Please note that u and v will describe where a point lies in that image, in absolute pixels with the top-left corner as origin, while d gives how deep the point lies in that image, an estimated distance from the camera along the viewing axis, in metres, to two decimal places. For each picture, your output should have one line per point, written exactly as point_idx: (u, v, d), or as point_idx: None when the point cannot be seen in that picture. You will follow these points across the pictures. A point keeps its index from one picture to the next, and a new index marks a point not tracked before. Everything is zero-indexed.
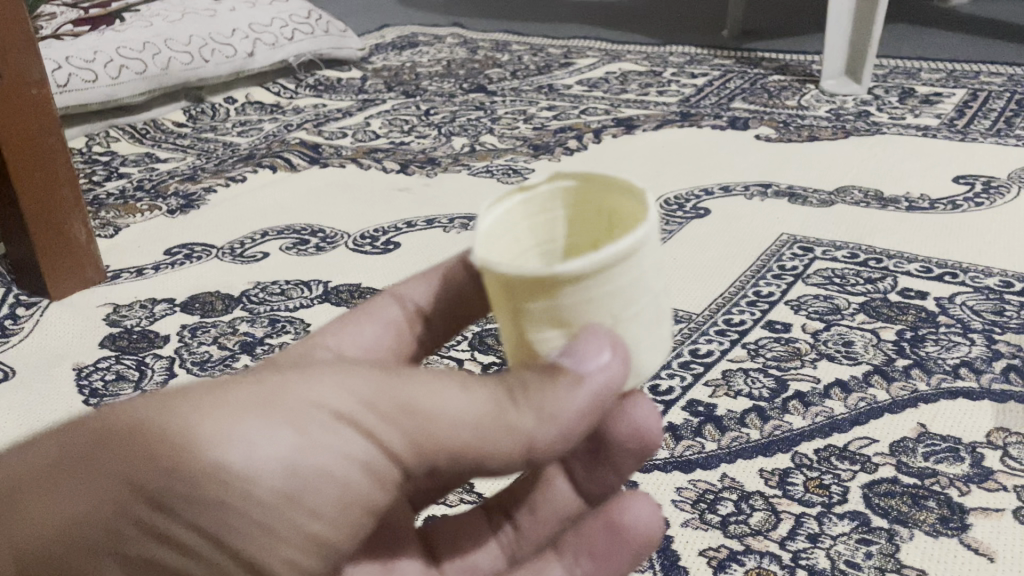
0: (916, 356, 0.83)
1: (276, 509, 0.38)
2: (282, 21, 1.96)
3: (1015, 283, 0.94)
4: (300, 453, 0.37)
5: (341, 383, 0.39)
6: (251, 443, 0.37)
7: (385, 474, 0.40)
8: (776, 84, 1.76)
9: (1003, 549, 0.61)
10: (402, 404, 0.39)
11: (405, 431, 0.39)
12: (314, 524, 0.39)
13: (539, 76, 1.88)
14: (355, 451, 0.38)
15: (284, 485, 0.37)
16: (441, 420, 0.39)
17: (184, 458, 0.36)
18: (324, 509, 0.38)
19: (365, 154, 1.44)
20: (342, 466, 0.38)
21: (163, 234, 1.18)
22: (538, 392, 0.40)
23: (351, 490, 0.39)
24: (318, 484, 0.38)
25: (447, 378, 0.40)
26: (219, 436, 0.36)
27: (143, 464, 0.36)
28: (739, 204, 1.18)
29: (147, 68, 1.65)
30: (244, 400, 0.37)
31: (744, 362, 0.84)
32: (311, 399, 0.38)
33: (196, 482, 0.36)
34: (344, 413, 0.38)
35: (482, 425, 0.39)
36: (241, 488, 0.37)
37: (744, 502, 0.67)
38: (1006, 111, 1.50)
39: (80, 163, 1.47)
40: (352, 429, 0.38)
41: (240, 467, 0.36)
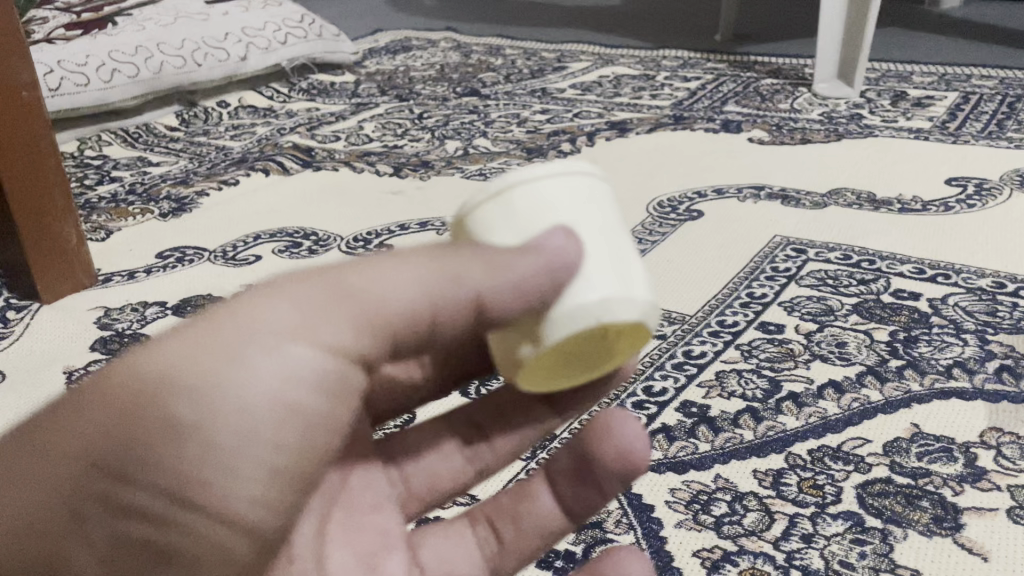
0: (909, 357, 0.83)
1: (241, 449, 0.33)
2: (275, 26, 1.96)
3: (1008, 284, 0.94)
4: (250, 383, 0.33)
5: (273, 295, 0.35)
6: (194, 386, 0.33)
7: (347, 382, 0.35)
8: (769, 88, 1.76)
9: (997, 549, 0.61)
10: (339, 291, 0.35)
11: (349, 316, 0.35)
12: (283, 450, 0.33)
13: (532, 80, 1.88)
14: (308, 366, 0.34)
15: (235, 406, 0.33)
16: (384, 295, 0.36)
17: (134, 415, 0.33)
18: (289, 427, 0.34)
19: (358, 158, 1.44)
20: (299, 386, 0.34)
21: (155, 237, 1.18)
22: (475, 257, 0.39)
23: (320, 410, 0.34)
24: (280, 412, 0.33)
25: (379, 258, 0.37)
26: (162, 383, 0.33)
27: (90, 432, 0.33)
28: (733, 206, 1.18)
29: (139, 72, 1.65)
30: (174, 339, 0.34)
31: (736, 363, 0.84)
32: (240, 310, 0.34)
33: (152, 440, 0.33)
34: (287, 326, 0.34)
35: (427, 288, 0.37)
36: (189, 422, 0.33)
37: (738, 503, 0.67)
38: (997, 113, 1.50)
39: (72, 167, 1.47)
40: (299, 342, 0.34)
41: (190, 409, 0.33)
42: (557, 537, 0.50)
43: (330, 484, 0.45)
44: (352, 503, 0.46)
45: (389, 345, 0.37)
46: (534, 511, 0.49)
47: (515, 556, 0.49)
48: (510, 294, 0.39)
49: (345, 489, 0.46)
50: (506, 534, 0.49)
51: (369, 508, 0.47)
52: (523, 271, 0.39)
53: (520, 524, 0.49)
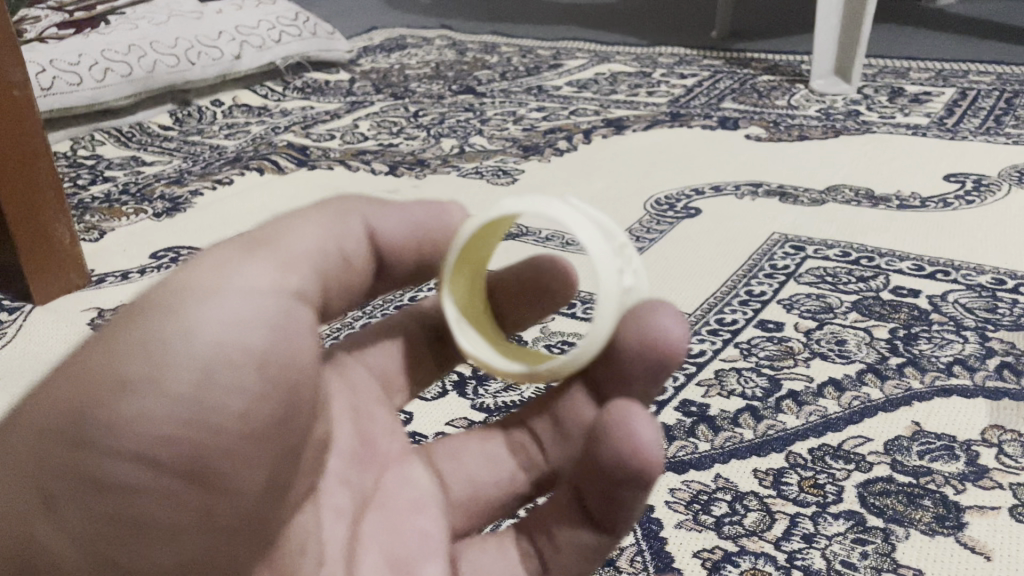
0: (909, 354, 0.83)
1: (205, 395, 0.33)
2: (269, 24, 1.95)
3: (1007, 280, 0.94)
4: (196, 328, 0.33)
5: (199, 259, 0.36)
6: (142, 349, 0.33)
7: (298, 314, 0.37)
8: (766, 84, 1.76)
9: (1000, 548, 0.61)
10: (262, 244, 0.38)
11: (277, 255, 0.38)
12: (256, 395, 0.34)
13: (527, 78, 1.88)
14: (255, 302, 0.35)
15: (204, 357, 0.33)
16: (298, 241, 0.40)
17: (88, 392, 0.32)
18: (259, 368, 0.34)
19: (353, 157, 1.43)
20: (249, 323, 0.34)
21: (148, 238, 1.17)
22: (362, 205, 0.45)
23: (277, 345, 0.35)
24: (232, 351, 0.33)
25: (284, 220, 0.41)
26: (107, 353, 0.33)
27: (53, 408, 0.33)
28: (729, 204, 1.18)
29: (132, 71, 1.64)
30: (128, 309, 0.34)
31: (736, 362, 0.83)
32: (189, 268, 0.36)
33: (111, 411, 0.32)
34: (221, 277, 0.35)
35: (332, 234, 0.43)
36: (156, 382, 0.32)
37: (738, 503, 0.66)
38: (995, 109, 1.50)
39: (64, 167, 1.46)
40: (234, 286, 0.35)
41: (137, 369, 0.32)
42: (603, 549, 0.49)
43: (361, 489, 0.47)
44: (388, 506, 0.49)
45: (319, 283, 0.41)
46: (566, 527, 0.48)
47: (560, 572, 0.49)
48: (403, 229, 0.47)
49: (378, 491, 0.49)
50: (546, 548, 0.49)
51: (404, 510, 0.49)
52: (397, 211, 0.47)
53: (554, 539, 0.49)
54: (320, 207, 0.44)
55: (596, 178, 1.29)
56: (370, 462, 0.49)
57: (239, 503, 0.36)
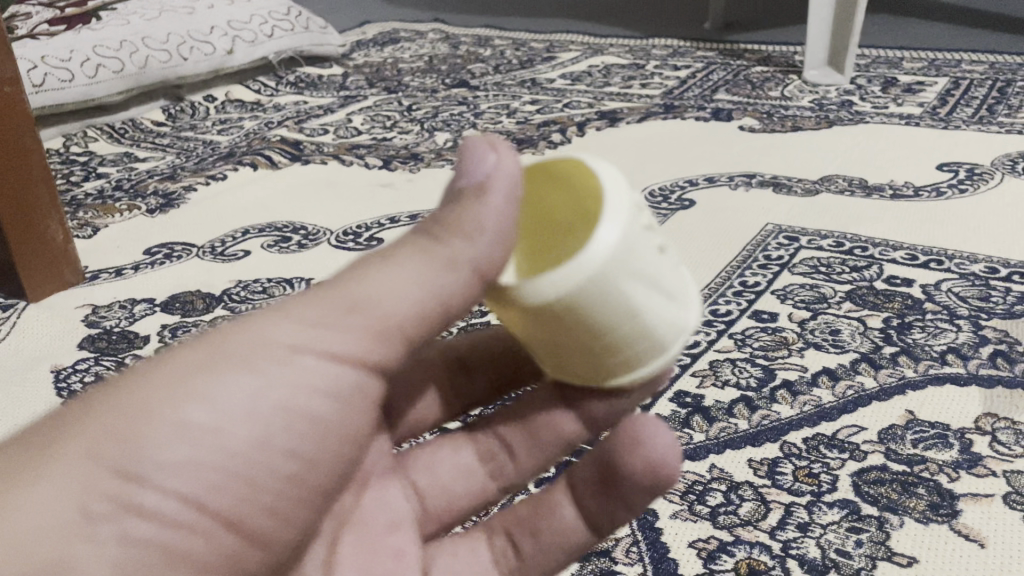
0: (903, 343, 0.83)
1: (258, 445, 0.36)
2: (261, 19, 1.95)
3: (1001, 269, 0.94)
4: (266, 390, 0.37)
5: (274, 315, 0.39)
6: (211, 396, 0.36)
7: (357, 387, 0.40)
8: (760, 75, 1.76)
9: (994, 535, 0.61)
10: (345, 299, 0.39)
11: (360, 328, 0.39)
12: (294, 459, 0.38)
13: (521, 71, 1.87)
14: (318, 374, 0.38)
15: (260, 419, 0.36)
16: (389, 302, 0.39)
17: (146, 427, 0.35)
18: (302, 438, 0.38)
19: (346, 151, 1.43)
20: (311, 393, 0.38)
21: (141, 233, 1.17)
22: (454, 233, 0.40)
23: (329, 415, 0.39)
24: (291, 415, 0.37)
25: (373, 263, 0.39)
26: (173, 392, 0.35)
27: (106, 434, 0.34)
28: (722, 195, 1.18)
29: (124, 67, 1.63)
30: (194, 359, 0.37)
31: (731, 352, 0.83)
32: (265, 336, 0.38)
33: (170, 449, 0.35)
34: (297, 343, 0.38)
35: (426, 292, 0.39)
36: (215, 435, 0.35)
37: (733, 492, 0.66)
38: (988, 98, 1.50)
39: (57, 164, 1.45)
40: (308, 354, 0.38)
41: (204, 418, 0.35)
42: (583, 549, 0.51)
43: (340, 510, 0.47)
44: (365, 525, 0.49)
45: (394, 349, 0.40)
46: (554, 527, 0.50)
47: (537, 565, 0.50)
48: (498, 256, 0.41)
49: (356, 511, 0.48)
50: (528, 548, 0.50)
51: (381, 532, 0.49)
52: (498, 214, 0.40)
53: (539, 540, 0.50)
54: (417, 247, 0.40)
55: None
56: (354, 483, 0.49)
57: (257, 551, 0.39)
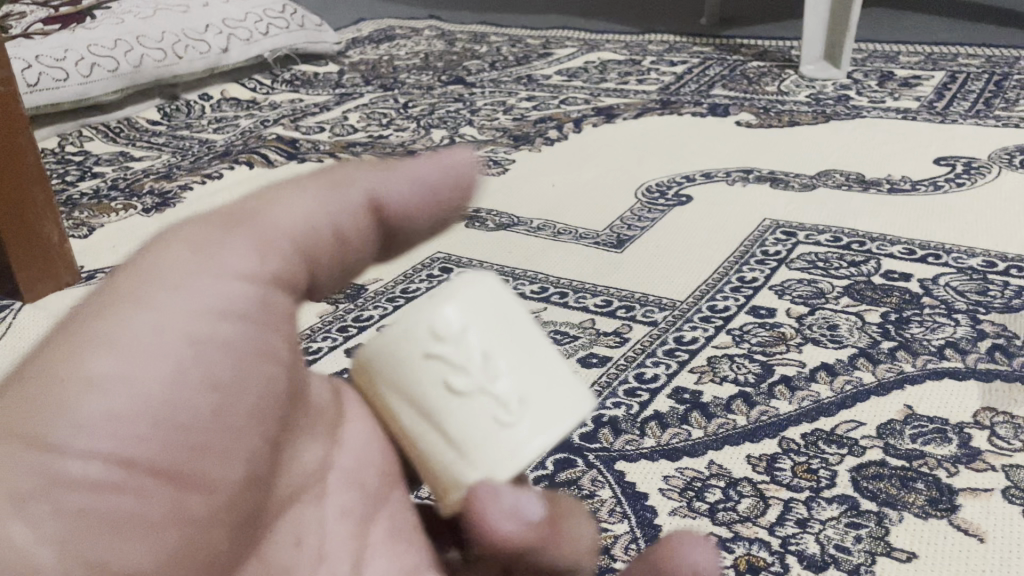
0: (901, 338, 0.83)
1: (186, 375, 0.34)
2: (256, 17, 1.94)
3: (998, 263, 0.94)
4: (171, 316, 0.34)
5: (156, 247, 0.36)
6: (113, 340, 0.33)
7: (271, 292, 0.37)
8: (756, 70, 1.75)
9: (993, 530, 0.61)
10: (224, 229, 0.37)
11: (249, 246, 0.37)
12: (219, 389, 0.35)
13: (517, 68, 1.87)
14: (224, 286, 0.36)
15: (169, 353, 0.34)
16: (278, 221, 0.38)
17: (48, 388, 0.32)
18: (220, 367, 0.35)
19: (343, 149, 1.42)
20: (213, 317, 0.35)
21: (137, 233, 1.16)
22: (369, 166, 0.40)
23: (248, 327, 0.36)
24: (210, 335, 0.35)
25: (262, 201, 0.38)
26: (71, 349, 0.33)
27: (9, 408, 0.32)
28: (720, 190, 1.18)
29: (118, 66, 1.63)
30: (83, 315, 0.34)
31: (728, 348, 0.83)
32: (153, 270, 0.35)
33: (92, 400, 0.32)
34: (190, 264, 0.36)
35: (325, 206, 0.38)
36: (119, 381, 0.33)
37: (732, 489, 0.66)
38: (984, 92, 1.50)
39: (53, 163, 1.45)
40: (204, 273, 0.36)
41: (104, 365, 0.33)
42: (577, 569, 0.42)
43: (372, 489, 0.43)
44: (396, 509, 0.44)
45: (302, 264, 0.39)
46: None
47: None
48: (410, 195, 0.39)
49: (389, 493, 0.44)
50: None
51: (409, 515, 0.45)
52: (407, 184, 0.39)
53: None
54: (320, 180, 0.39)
55: (587, 166, 1.29)
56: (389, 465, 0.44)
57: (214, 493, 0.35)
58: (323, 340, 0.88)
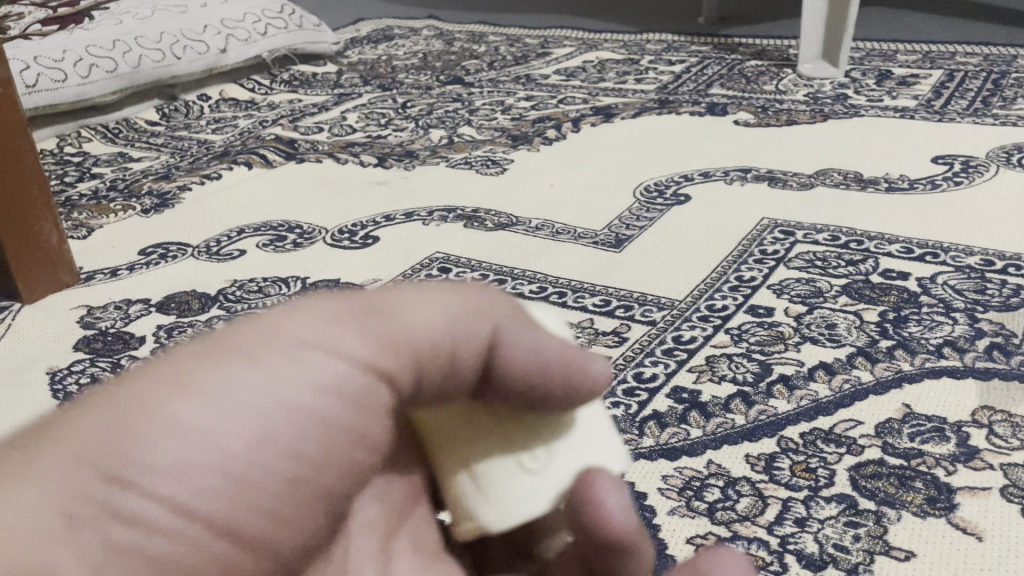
0: (899, 337, 0.83)
1: (251, 460, 0.27)
2: (254, 17, 1.94)
3: (996, 261, 0.94)
4: (266, 386, 0.28)
5: (289, 308, 0.31)
6: (190, 387, 0.27)
7: (376, 398, 0.30)
8: (754, 69, 1.76)
9: (992, 529, 0.61)
10: (360, 305, 0.31)
11: (379, 326, 0.30)
12: (301, 468, 0.28)
13: (516, 67, 1.87)
14: (331, 377, 0.29)
15: (264, 419, 0.27)
16: (415, 320, 0.31)
17: (123, 421, 0.26)
18: (312, 448, 0.28)
19: (341, 149, 1.42)
20: (321, 389, 0.29)
21: (136, 234, 1.16)
22: (516, 312, 0.33)
23: (347, 427, 0.30)
24: (295, 422, 0.28)
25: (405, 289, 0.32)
26: (159, 387, 0.27)
27: (79, 429, 0.26)
28: (717, 189, 1.18)
29: (117, 67, 1.63)
30: (187, 355, 0.28)
31: (727, 347, 0.83)
32: (275, 329, 0.29)
33: (138, 450, 0.26)
34: (307, 335, 0.29)
35: (459, 319, 0.31)
36: (205, 436, 0.26)
37: (731, 488, 0.66)
38: (983, 90, 1.50)
39: (52, 164, 1.45)
40: (319, 347, 0.29)
41: (191, 413, 0.27)
42: None
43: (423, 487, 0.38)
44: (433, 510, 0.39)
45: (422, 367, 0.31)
46: None
47: None
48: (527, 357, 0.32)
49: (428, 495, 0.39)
50: None
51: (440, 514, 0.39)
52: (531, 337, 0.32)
53: None
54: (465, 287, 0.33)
55: (585, 166, 1.29)
56: None
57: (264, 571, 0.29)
58: None
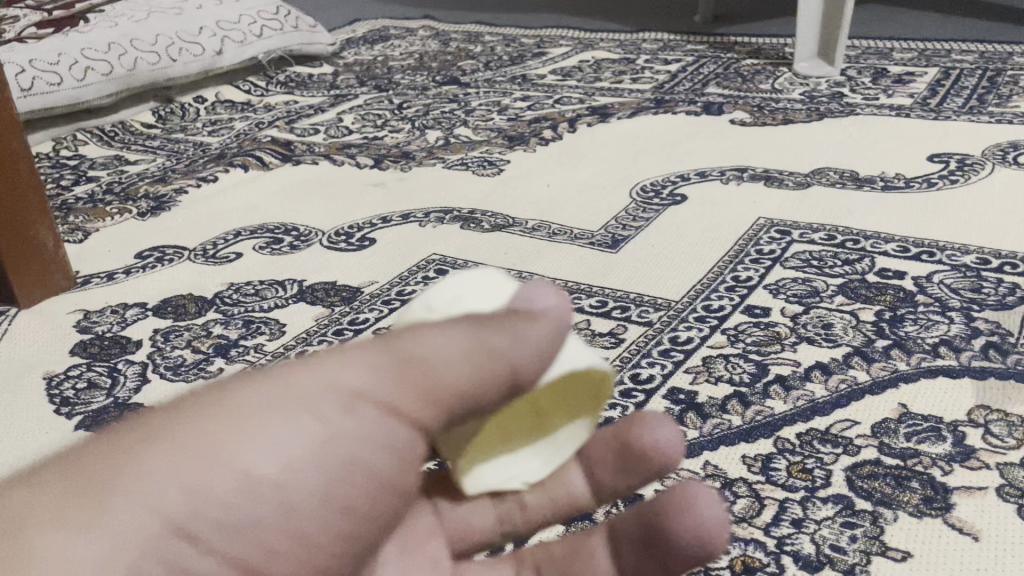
0: (896, 336, 0.83)
1: (309, 509, 0.34)
2: (250, 18, 1.94)
3: (992, 260, 0.94)
4: (325, 438, 0.34)
5: (338, 360, 0.36)
6: (263, 433, 0.33)
7: (411, 446, 0.37)
8: (750, 68, 1.76)
9: (988, 529, 0.61)
10: (397, 353, 0.36)
11: (419, 385, 0.36)
12: (346, 510, 0.35)
13: (512, 67, 1.87)
14: (376, 429, 0.35)
15: (320, 476, 0.34)
16: (443, 370, 0.36)
17: (205, 475, 0.32)
18: (358, 497, 0.35)
19: (338, 151, 1.42)
20: (371, 446, 0.35)
21: (132, 238, 1.16)
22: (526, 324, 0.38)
23: (388, 474, 0.36)
24: (351, 470, 0.34)
25: (431, 325, 0.37)
26: (235, 443, 0.33)
27: (163, 479, 0.32)
28: (713, 189, 1.18)
29: (112, 69, 1.62)
30: (255, 404, 0.34)
31: (723, 348, 0.83)
32: (330, 384, 0.35)
33: (216, 500, 0.32)
34: (358, 389, 0.35)
35: (486, 365, 0.37)
36: (273, 491, 0.33)
37: (728, 489, 0.66)
38: (977, 88, 1.50)
39: (48, 167, 1.45)
40: (368, 403, 0.35)
41: (263, 469, 0.33)
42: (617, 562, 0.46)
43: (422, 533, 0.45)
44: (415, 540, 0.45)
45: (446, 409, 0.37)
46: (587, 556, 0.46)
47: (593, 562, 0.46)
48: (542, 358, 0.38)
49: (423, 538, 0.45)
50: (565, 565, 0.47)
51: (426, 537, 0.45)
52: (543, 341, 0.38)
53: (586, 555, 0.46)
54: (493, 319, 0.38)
55: (582, 166, 1.29)
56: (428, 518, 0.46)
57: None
58: (320, 343, 0.88)
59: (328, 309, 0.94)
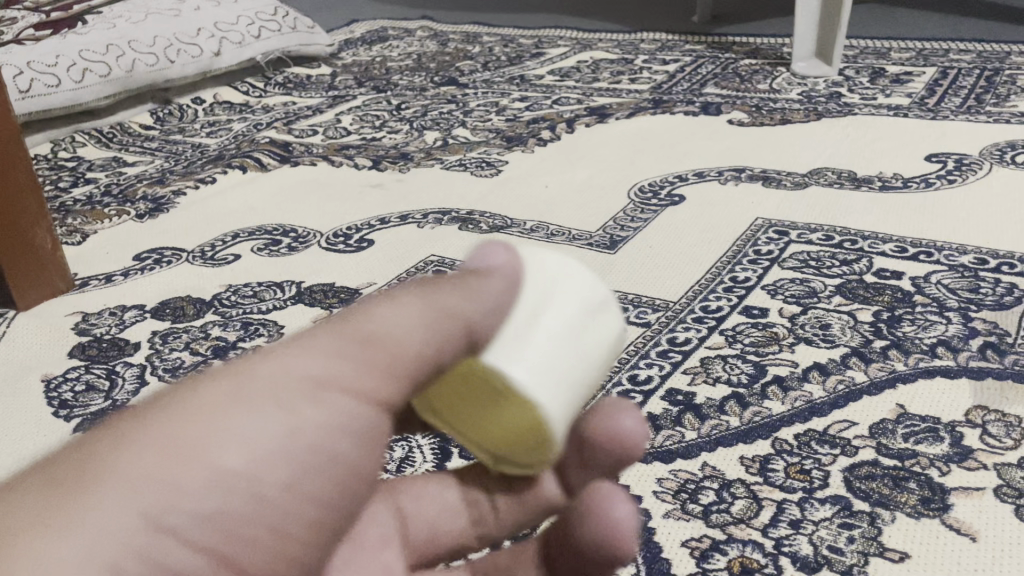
0: (893, 337, 0.83)
1: (280, 498, 0.33)
2: (248, 19, 1.94)
3: (990, 260, 0.94)
4: (291, 427, 0.33)
5: (289, 348, 0.35)
6: (230, 427, 0.32)
7: (374, 427, 0.36)
8: (747, 68, 1.76)
9: (985, 529, 0.61)
10: (352, 336, 0.35)
11: (378, 365, 0.35)
12: (316, 498, 0.34)
13: (510, 68, 1.87)
14: (341, 412, 0.35)
15: (290, 463, 0.33)
16: (402, 344, 0.36)
17: (174, 474, 0.31)
18: (327, 485, 0.35)
19: (336, 152, 1.42)
20: (337, 431, 0.35)
21: (131, 240, 1.16)
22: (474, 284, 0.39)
23: (354, 460, 0.36)
24: (318, 456, 0.34)
25: (380, 303, 0.37)
26: (200, 440, 0.32)
27: (131, 480, 0.31)
28: (712, 190, 1.18)
29: (110, 71, 1.62)
30: (214, 399, 0.33)
31: (721, 349, 0.83)
32: (287, 372, 0.34)
33: (189, 497, 0.31)
34: (319, 375, 0.35)
35: (442, 334, 0.37)
36: (245, 482, 0.32)
37: (726, 490, 0.67)
38: (975, 88, 1.50)
39: (47, 170, 1.45)
40: (329, 388, 0.35)
41: (234, 463, 0.32)
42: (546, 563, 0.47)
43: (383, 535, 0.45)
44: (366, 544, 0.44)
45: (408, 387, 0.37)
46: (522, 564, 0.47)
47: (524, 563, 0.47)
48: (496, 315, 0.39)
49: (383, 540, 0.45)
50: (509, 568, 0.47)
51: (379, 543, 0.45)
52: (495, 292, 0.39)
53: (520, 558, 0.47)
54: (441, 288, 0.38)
55: (580, 167, 1.29)
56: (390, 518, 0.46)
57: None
58: None
59: (325, 311, 0.94)
